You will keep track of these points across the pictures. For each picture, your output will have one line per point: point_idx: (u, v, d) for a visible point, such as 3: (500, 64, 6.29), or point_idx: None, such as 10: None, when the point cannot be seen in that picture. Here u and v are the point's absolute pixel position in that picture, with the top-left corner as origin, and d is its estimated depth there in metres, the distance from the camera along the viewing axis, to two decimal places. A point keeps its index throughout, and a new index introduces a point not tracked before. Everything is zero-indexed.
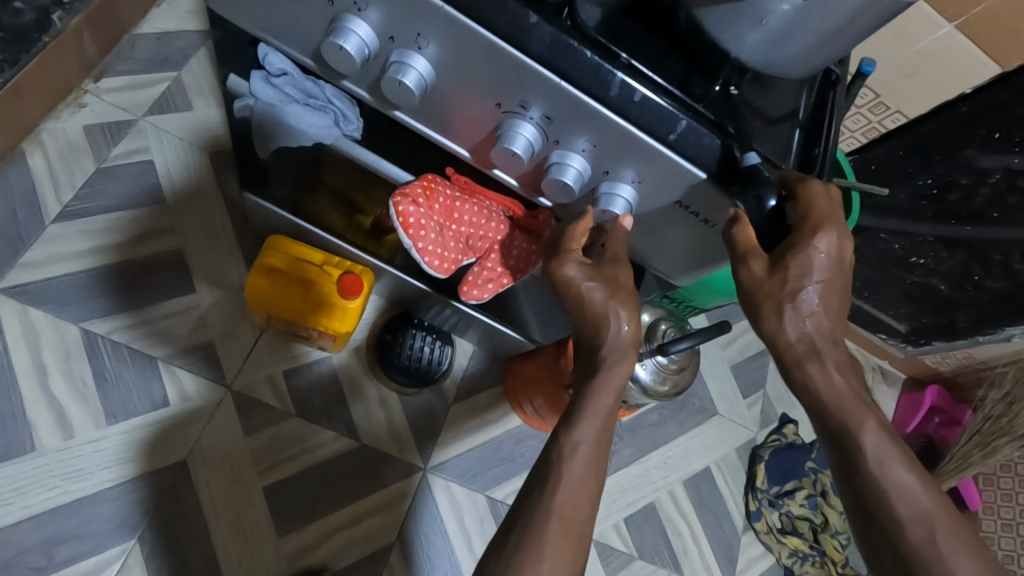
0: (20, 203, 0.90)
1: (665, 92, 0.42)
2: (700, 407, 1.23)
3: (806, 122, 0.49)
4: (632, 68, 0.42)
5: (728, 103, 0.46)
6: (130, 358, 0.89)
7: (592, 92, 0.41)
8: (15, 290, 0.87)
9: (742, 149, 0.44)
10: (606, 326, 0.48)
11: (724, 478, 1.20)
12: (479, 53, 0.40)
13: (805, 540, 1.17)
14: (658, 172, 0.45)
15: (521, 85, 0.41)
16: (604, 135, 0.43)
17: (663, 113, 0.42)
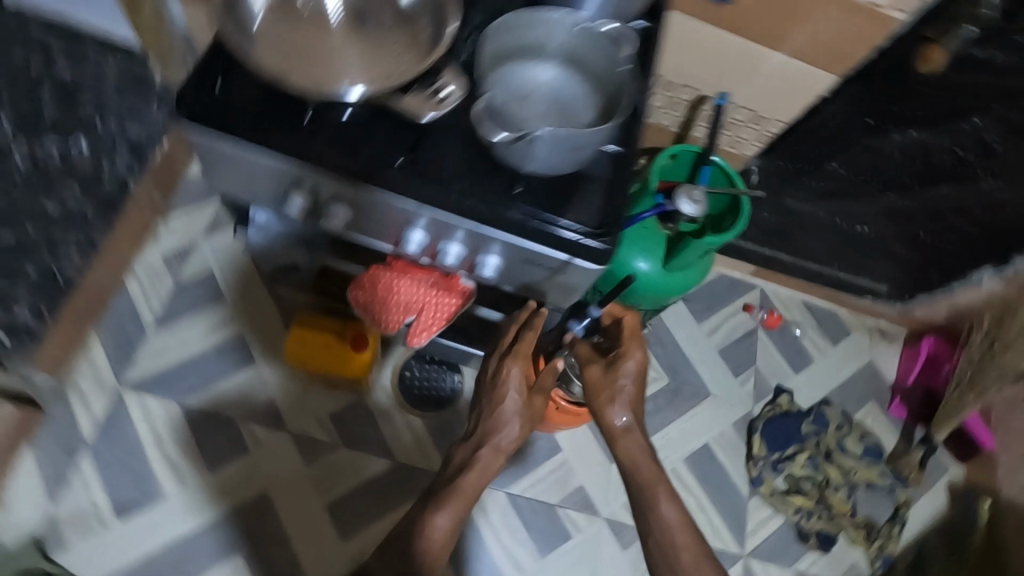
0: (119, 316, 1.18)
1: (485, 199, 0.62)
2: (692, 390, 1.39)
3: (607, 180, 0.65)
4: (462, 188, 0.62)
5: (540, 189, 0.63)
6: (217, 422, 1.14)
7: (443, 205, 0.61)
8: (136, 384, 1.14)
9: (543, 225, 0.62)
10: (501, 430, 0.84)
11: (725, 451, 1.35)
12: (369, 201, 0.63)
13: (810, 497, 1.31)
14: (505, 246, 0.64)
15: (400, 210, 0.62)
16: (458, 230, 0.63)
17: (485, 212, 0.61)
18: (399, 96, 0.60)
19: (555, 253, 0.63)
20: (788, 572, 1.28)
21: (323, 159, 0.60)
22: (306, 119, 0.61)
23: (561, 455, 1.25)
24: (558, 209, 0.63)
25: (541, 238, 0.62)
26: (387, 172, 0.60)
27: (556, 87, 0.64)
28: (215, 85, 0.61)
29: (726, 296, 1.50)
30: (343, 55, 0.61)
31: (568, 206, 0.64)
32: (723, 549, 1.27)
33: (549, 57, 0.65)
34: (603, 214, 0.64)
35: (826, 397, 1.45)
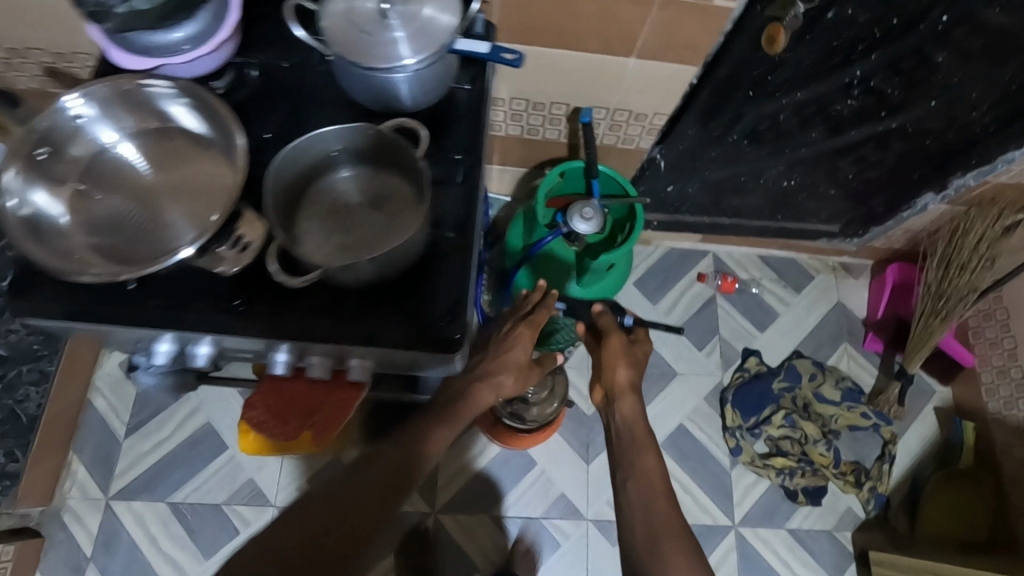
0: (90, 432, 1.23)
1: (326, 317, 0.62)
2: (659, 373, 1.39)
3: (450, 262, 0.65)
4: (300, 315, 0.62)
5: (378, 292, 0.63)
6: (204, 510, 1.20)
7: (282, 336, 0.61)
8: (121, 492, 1.19)
9: (394, 328, 0.62)
10: (501, 374, 0.82)
11: (700, 427, 1.35)
12: (221, 343, 0.63)
13: (791, 456, 1.32)
14: (366, 356, 0.65)
15: (251, 343, 0.63)
16: (317, 353, 0.64)
17: (331, 334, 0.62)
18: (197, 259, 0.57)
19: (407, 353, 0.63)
20: (782, 532, 1.29)
21: (159, 316, 0.61)
22: (131, 286, 0.61)
23: (537, 468, 1.28)
24: (405, 305, 0.63)
25: (391, 342, 0.62)
26: (222, 318, 0.61)
27: (355, 193, 0.63)
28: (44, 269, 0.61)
29: (677, 269, 1.48)
30: (169, 213, 0.62)
31: (412, 299, 0.64)
32: (713, 524, 1.29)
33: (341, 166, 0.64)
34: (452, 298, 0.64)
35: (796, 349, 1.43)
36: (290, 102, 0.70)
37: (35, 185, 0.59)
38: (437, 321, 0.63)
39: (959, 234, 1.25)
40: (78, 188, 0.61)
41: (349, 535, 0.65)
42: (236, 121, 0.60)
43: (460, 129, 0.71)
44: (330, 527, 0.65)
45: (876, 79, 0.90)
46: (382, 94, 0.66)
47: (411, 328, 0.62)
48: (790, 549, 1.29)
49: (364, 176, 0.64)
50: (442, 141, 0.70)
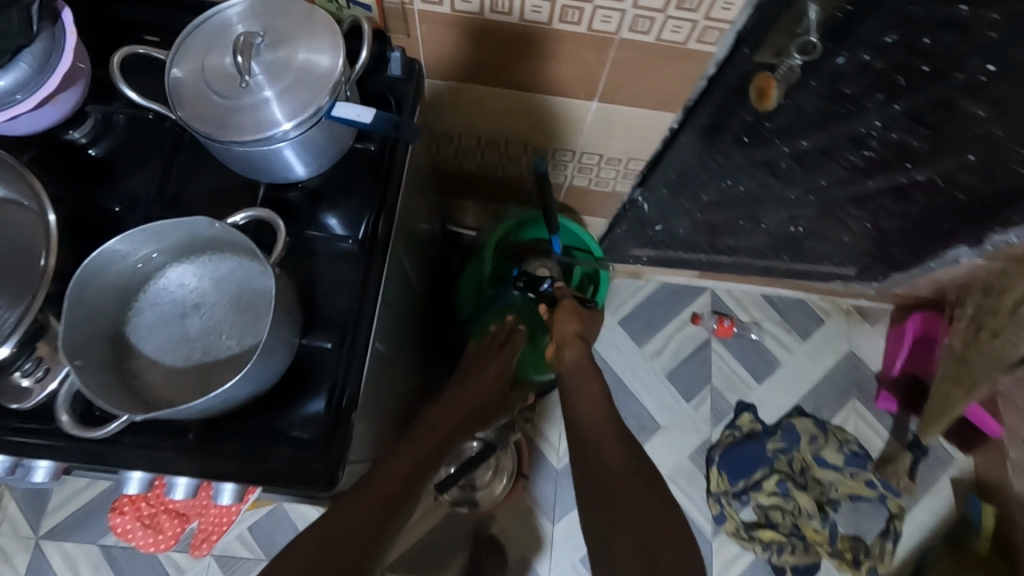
0: None
1: (174, 449, 0.51)
2: (639, 424, 1.26)
3: (333, 378, 0.54)
4: (142, 445, 0.51)
5: (241, 420, 0.52)
6: (136, 555, 1.12)
7: (121, 469, 0.51)
8: (51, 532, 1.13)
9: (259, 462, 0.51)
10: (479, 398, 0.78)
11: (680, 488, 1.23)
12: (50, 467, 0.53)
13: (781, 530, 1.19)
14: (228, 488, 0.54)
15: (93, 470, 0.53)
16: (173, 485, 0.54)
17: (179, 473, 0.51)
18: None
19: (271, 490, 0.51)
20: None
21: None
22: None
23: (496, 527, 1.17)
24: (274, 433, 0.52)
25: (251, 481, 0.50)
26: (47, 447, 0.51)
27: (191, 308, 0.50)
28: None
29: (668, 308, 1.34)
30: None
31: (283, 422, 0.52)
32: None
33: (169, 275, 0.50)
34: (328, 421, 0.52)
35: (795, 405, 1.29)
36: (159, 162, 0.58)
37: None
38: (310, 450, 0.52)
39: (993, 291, 1.08)
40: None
41: (350, 550, 0.52)
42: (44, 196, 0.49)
43: (363, 202, 0.59)
44: (330, 542, 0.52)
45: (897, 129, 0.74)
46: (259, 165, 0.53)
47: (274, 463, 0.51)
48: None
49: (198, 276, 0.51)
50: (339, 218, 0.58)
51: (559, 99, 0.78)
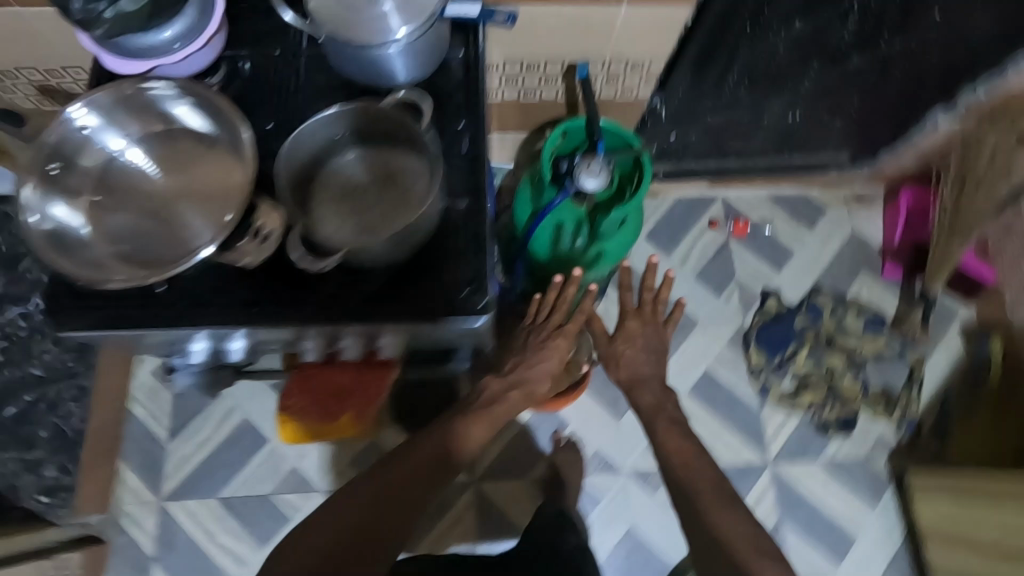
0: (137, 442, 1.27)
1: (367, 297, 0.69)
2: (679, 323, 1.40)
3: (471, 242, 0.71)
4: (337, 298, 0.69)
5: (406, 272, 0.71)
6: (253, 501, 1.24)
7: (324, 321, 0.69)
8: (172, 493, 1.24)
9: (425, 301, 0.69)
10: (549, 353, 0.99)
11: (725, 371, 1.36)
12: (257, 333, 0.67)
13: (820, 390, 1.34)
14: (401, 330, 0.71)
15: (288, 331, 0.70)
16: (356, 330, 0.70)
17: (371, 312, 0.69)
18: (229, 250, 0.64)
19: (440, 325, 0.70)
20: (817, 465, 1.31)
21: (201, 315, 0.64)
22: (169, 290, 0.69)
23: (568, 429, 1.30)
24: (436, 279, 0.70)
25: (428, 315, 0.69)
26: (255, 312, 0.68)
27: (360, 168, 0.74)
28: (74, 289, 0.69)
29: (686, 219, 1.47)
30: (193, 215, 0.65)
31: (438, 275, 0.70)
32: (749, 464, 1.30)
33: (343, 149, 0.74)
34: (475, 273, 0.70)
35: (814, 286, 1.43)
36: None
37: (55, 202, 0.67)
38: (462, 288, 0.70)
39: (970, 146, 1.22)
40: (100, 199, 0.70)
41: (371, 546, 0.71)
42: (239, 118, 0.69)
43: None
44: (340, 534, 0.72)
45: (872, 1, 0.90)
46: None
47: (438, 304, 0.69)
48: (827, 480, 1.31)
49: (366, 155, 0.74)
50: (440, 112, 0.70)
51: (587, 14, 0.91)
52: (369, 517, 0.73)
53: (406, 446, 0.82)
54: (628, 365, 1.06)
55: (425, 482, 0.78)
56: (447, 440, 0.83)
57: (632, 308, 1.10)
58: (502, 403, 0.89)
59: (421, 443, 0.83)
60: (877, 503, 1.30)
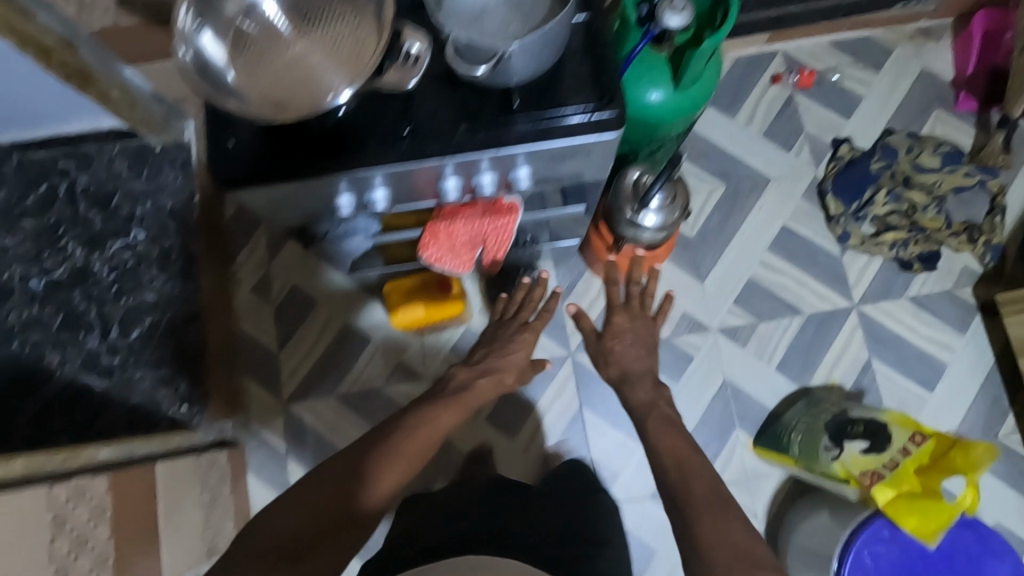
0: (252, 354, 1.36)
1: (499, 124, 0.66)
2: (753, 182, 1.39)
3: (591, 56, 0.68)
4: (473, 128, 0.66)
5: (533, 95, 0.67)
6: (369, 395, 1.33)
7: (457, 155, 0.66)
8: (294, 396, 1.34)
9: (557, 120, 0.66)
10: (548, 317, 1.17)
11: (804, 224, 1.37)
12: (401, 176, 0.68)
13: (903, 229, 1.31)
14: (534, 158, 0.70)
15: (432, 169, 0.68)
16: (490, 162, 0.69)
17: (506, 137, 0.66)
18: (377, 80, 0.62)
19: (578, 142, 0.67)
20: (903, 301, 1.34)
21: (348, 159, 0.65)
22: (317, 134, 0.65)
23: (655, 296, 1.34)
24: (566, 96, 0.67)
25: (562, 134, 0.66)
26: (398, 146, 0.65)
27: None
28: (228, 144, 0.65)
29: (749, 77, 1.44)
30: (315, 63, 0.61)
31: (567, 95, 0.67)
32: (834, 309, 1.33)
33: None
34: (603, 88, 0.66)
35: (885, 130, 1.41)
36: None
37: (204, 30, 0.60)
38: (594, 103, 0.66)
39: None
40: (245, 30, 0.62)
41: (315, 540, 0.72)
42: None
43: None
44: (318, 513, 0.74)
45: None
46: None
47: (575, 112, 0.66)
48: (914, 315, 1.33)
49: None
50: None
51: None
52: (318, 515, 0.74)
53: (405, 424, 0.88)
54: (617, 363, 1.10)
55: (354, 476, 0.79)
56: (431, 424, 0.89)
57: (619, 301, 1.14)
58: (472, 390, 1.00)
59: (413, 430, 0.87)
60: (965, 331, 1.32)
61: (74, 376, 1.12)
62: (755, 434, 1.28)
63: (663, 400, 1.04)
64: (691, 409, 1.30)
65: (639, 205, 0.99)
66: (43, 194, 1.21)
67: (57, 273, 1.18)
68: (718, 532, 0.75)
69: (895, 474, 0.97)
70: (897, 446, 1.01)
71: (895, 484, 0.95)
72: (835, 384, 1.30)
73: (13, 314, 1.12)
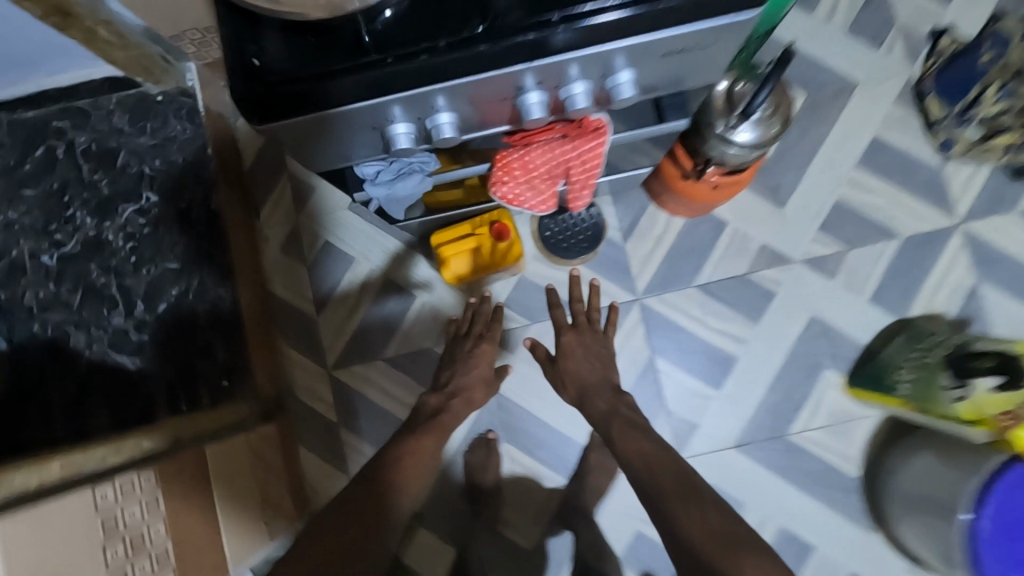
0: (289, 319, 1.25)
1: (603, 7, 0.49)
2: (838, 88, 1.20)
3: None
4: (568, 14, 0.49)
5: None
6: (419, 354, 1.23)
7: (547, 55, 0.51)
8: (338, 361, 1.24)
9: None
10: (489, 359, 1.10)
11: (897, 133, 1.19)
12: (470, 89, 0.54)
13: (1017, 133, 1.10)
14: (641, 53, 0.54)
15: (514, 77, 0.53)
16: (584, 63, 0.53)
17: (612, 24, 0.49)
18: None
19: (702, 26, 0.51)
20: (1014, 215, 1.17)
21: (408, 72, 0.50)
22: (368, 39, 0.50)
23: (728, 227, 1.19)
24: None
25: (687, 13, 0.50)
26: (473, 44, 0.49)
27: None
28: (256, 61, 0.51)
29: None
30: None
31: None
32: (934, 229, 1.18)
33: None
34: None
35: (994, 14, 1.20)
36: None
37: None
38: None
39: None
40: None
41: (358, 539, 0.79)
42: None
43: None
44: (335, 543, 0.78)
45: None
46: None
47: None
48: None
49: None
50: None
51: None
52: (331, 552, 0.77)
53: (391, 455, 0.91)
54: (575, 380, 1.01)
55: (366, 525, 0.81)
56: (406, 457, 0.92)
57: (566, 324, 1.06)
58: (448, 412, 1.01)
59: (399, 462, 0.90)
60: None
61: (102, 356, 1.01)
62: (847, 373, 1.16)
63: (624, 404, 0.96)
64: (774, 350, 1.18)
65: (736, 119, 0.82)
66: (42, 156, 1.09)
67: (70, 245, 1.06)
68: (689, 519, 0.76)
69: None
70: None
71: None
72: (937, 313, 1.16)
73: (29, 294, 1.03)
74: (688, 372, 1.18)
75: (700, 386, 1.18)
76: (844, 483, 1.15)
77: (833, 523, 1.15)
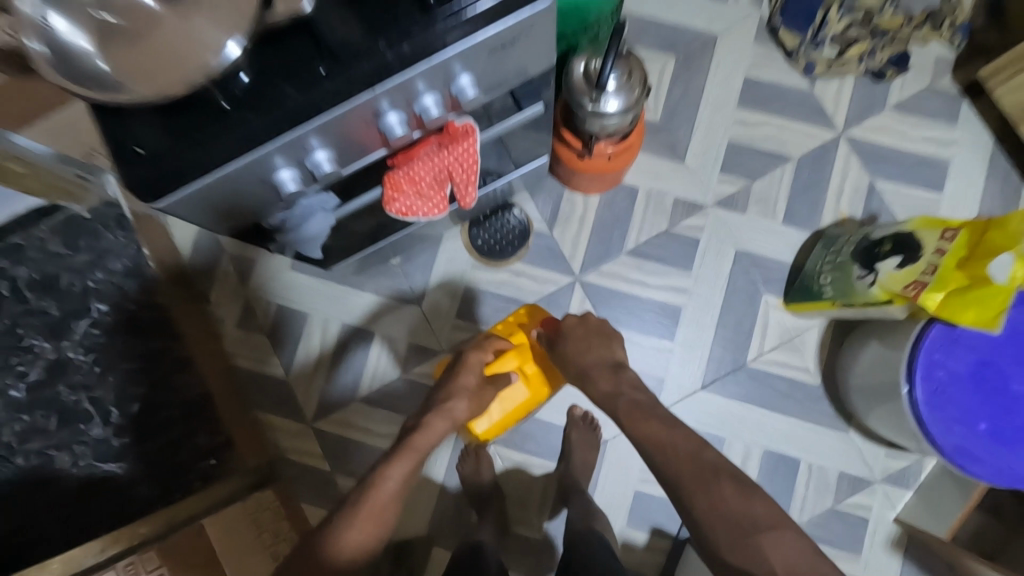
0: (259, 389, 1.29)
1: (424, 26, 0.57)
2: (701, 42, 1.30)
3: None
4: (394, 39, 0.57)
5: None
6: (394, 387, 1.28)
7: (391, 79, 0.59)
8: (317, 414, 1.28)
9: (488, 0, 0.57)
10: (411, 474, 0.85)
11: (765, 68, 1.30)
12: (335, 124, 0.61)
13: (866, 40, 1.23)
14: (474, 56, 0.62)
15: (369, 104, 0.61)
16: (426, 77, 0.61)
17: (431, 40, 0.58)
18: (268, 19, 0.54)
19: (514, 20, 0.59)
20: (887, 113, 1.28)
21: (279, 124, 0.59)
22: (226, 104, 0.58)
23: (641, 190, 1.27)
24: None
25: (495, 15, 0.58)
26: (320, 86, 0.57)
27: None
28: (133, 151, 0.57)
29: None
30: (185, 30, 0.52)
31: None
32: (822, 143, 1.28)
33: None
34: None
35: None
36: None
37: (52, 12, 0.51)
38: None
39: None
40: (108, 21, 0.52)
41: None
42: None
43: None
44: None
45: None
46: None
47: None
48: (902, 123, 1.28)
49: None
50: None
51: None
52: None
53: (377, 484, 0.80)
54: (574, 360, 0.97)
55: None
56: (383, 482, 0.81)
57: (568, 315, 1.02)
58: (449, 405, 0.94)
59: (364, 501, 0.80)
60: (957, 121, 1.27)
61: (91, 467, 1.16)
62: (783, 292, 1.24)
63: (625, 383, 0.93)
64: (714, 289, 1.25)
65: (597, 92, 0.91)
66: None
67: (33, 373, 1.19)
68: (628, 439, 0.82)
69: (939, 278, 0.92)
70: (929, 250, 0.95)
71: (941, 287, 0.92)
72: (846, 217, 1.25)
73: (8, 430, 1.16)
74: (643, 332, 1.25)
75: (656, 342, 1.25)
76: (811, 393, 1.22)
77: (813, 433, 1.21)
